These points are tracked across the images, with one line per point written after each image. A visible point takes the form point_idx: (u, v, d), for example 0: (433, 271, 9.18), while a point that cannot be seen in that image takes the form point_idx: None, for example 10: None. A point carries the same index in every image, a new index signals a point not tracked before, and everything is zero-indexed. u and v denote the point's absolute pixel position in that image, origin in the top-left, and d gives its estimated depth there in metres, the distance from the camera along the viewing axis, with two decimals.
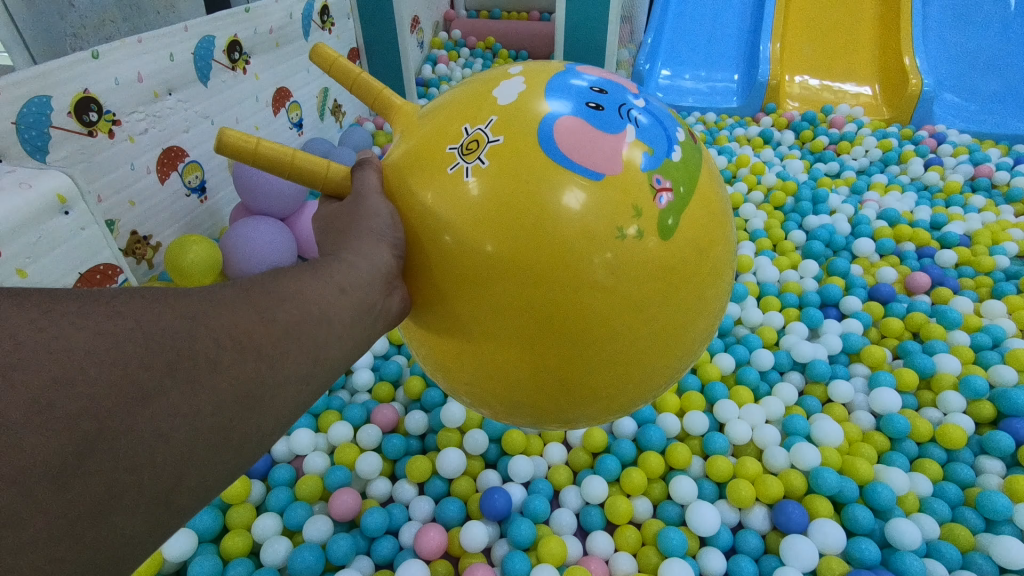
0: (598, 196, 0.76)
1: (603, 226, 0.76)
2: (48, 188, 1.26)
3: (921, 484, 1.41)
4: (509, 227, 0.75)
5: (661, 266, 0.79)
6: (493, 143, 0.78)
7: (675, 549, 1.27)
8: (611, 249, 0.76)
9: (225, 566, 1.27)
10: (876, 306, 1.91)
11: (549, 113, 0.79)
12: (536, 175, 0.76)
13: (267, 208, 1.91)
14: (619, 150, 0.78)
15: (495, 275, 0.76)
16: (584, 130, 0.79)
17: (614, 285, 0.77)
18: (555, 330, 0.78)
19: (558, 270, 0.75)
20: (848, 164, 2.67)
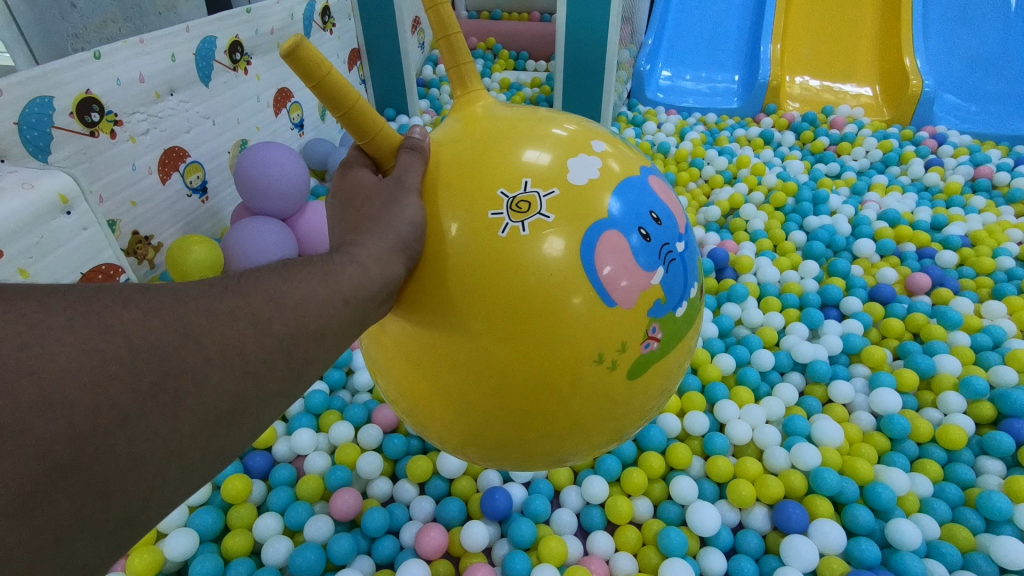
0: (603, 314, 0.79)
1: (592, 342, 0.80)
2: (49, 189, 1.27)
3: (922, 484, 1.41)
4: (500, 284, 0.78)
5: (621, 385, 0.85)
6: (542, 217, 0.79)
7: (676, 548, 1.27)
8: (587, 362, 0.81)
9: (225, 566, 1.27)
10: (876, 306, 1.90)
11: (603, 218, 0.80)
12: (555, 255, 0.78)
13: (267, 208, 1.91)
14: (640, 287, 0.81)
15: (473, 327, 0.79)
16: (624, 252, 0.80)
17: (572, 391, 0.82)
18: (510, 395, 0.82)
19: (537, 352, 0.79)
20: (848, 165, 2.67)
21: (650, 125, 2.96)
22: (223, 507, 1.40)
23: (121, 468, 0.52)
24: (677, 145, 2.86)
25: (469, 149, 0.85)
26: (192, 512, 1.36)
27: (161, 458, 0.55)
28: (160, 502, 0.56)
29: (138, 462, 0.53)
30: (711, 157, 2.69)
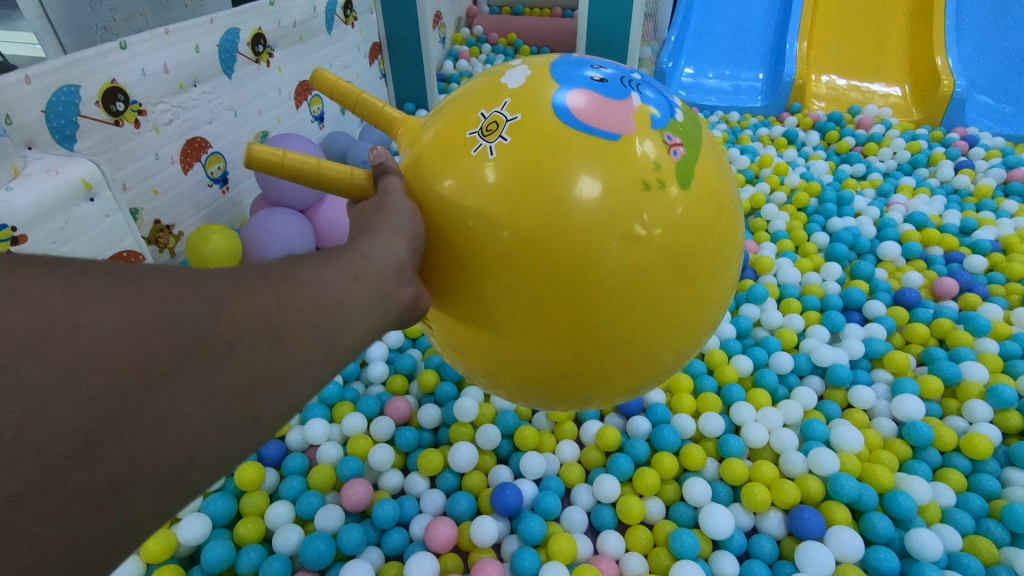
0: (616, 165, 0.80)
1: (625, 216, 0.80)
2: (74, 175, 1.29)
3: (944, 494, 1.37)
4: (522, 205, 0.79)
5: (678, 231, 0.83)
6: (512, 121, 0.83)
7: (687, 551, 1.26)
8: (634, 238, 0.80)
9: (237, 552, 1.28)
10: (901, 311, 1.85)
11: (561, 88, 0.85)
12: (552, 150, 0.80)
13: (288, 200, 1.92)
14: (629, 114, 0.84)
15: (517, 266, 0.80)
16: (598, 100, 0.84)
17: (639, 274, 0.81)
18: (583, 316, 0.82)
19: (582, 259, 0.79)
20: (875, 166, 2.62)
21: None
22: (237, 494, 1.41)
23: (149, 431, 0.53)
24: None
25: (448, 116, 0.89)
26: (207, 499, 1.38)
27: (193, 423, 0.55)
28: (195, 473, 0.56)
29: (169, 424, 0.53)
30: (733, 156, 2.65)
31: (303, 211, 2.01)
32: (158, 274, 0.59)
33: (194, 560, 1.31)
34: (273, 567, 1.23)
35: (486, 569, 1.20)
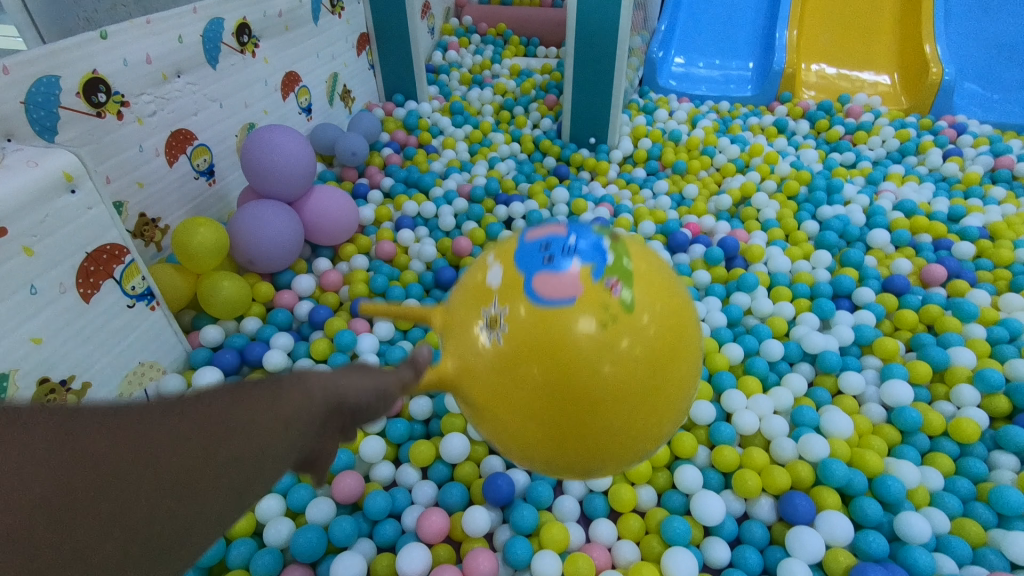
0: (591, 336, 0.82)
1: (609, 347, 0.83)
2: (55, 166, 1.23)
3: (933, 478, 1.39)
4: (523, 379, 0.84)
5: (648, 360, 0.85)
6: (501, 317, 0.85)
7: (679, 537, 1.26)
8: (624, 362, 0.83)
9: (227, 546, 1.27)
10: (890, 298, 1.86)
11: (523, 277, 0.85)
12: (531, 332, 0.83)
13: (275, 192, 1.90)
14: (578, 282, 0.83)
15: (533, 405, 0.85)
16: (550, 279, 0.84)
17: (636, 388, 0.85)
18: (595, 430, 0.86)
19: (585, 389, 0.83)
20: (864, 155, 2.63)
21: (662, 113, 2.91)
22: None
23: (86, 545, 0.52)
24: (688, 133, 2.82)
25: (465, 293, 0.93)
26: None
27: (126, 543, 0.54)
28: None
29: (107, 539, 0.53)
30: (723, 146, 2.65)
31: (291, 203, 1.99)
32: (77, 414, 0.57)
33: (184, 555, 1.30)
34: (264, 561, 1.22)
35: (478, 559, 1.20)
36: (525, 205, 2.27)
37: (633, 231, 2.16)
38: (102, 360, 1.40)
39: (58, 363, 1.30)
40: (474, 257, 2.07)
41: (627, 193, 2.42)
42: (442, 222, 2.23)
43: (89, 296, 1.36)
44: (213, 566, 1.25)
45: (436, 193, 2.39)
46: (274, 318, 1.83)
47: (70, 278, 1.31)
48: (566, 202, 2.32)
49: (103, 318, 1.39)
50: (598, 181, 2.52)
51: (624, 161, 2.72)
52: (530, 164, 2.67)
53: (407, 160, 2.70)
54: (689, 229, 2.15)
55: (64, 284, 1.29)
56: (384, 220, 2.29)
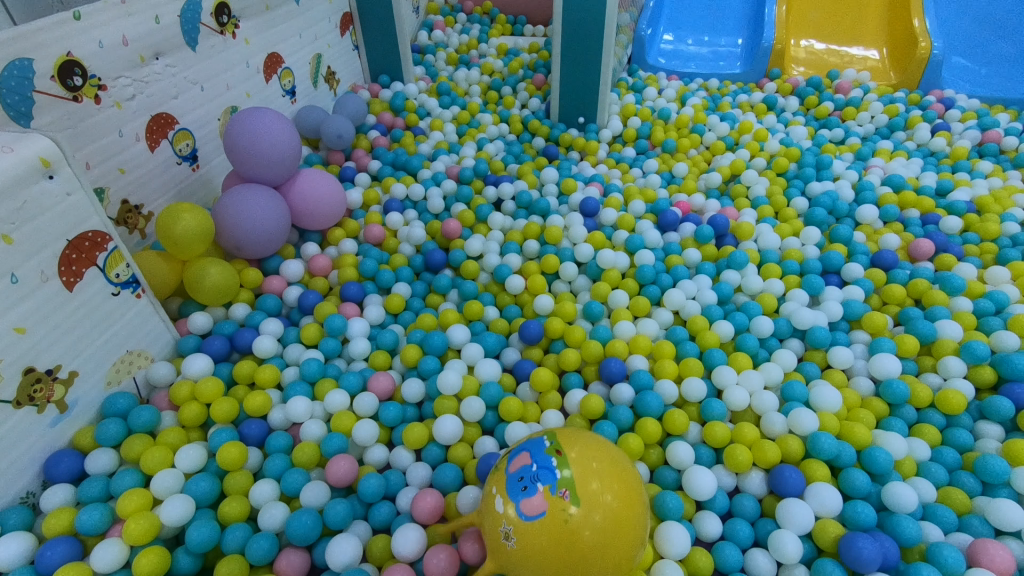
0: (571, 529, 0.96)
1: (584, 515, 0.97)
2: (30, 152, 1.20)
3: (920, 449, 1.41)
4: (547, 571, 0.99)
5: (614, 520, 0.98)
6: (510, 530, 1.00)
7: (671, 512, 1.27)
8: (602, 524, 0.97)
9: (222, 531, 1.27)
10: (879, 273, 1.87)
11: (514, 515, 1.00)
12: (531, 541, 0.98)
13: (260, 176, 1.87)
14: (545, 501, 0.98)
15: (544, 572, 0.99)
16: (531, 503, 0.99)
17: (616, 535, 0.98)
18: (602, 566, 0.99)
19: (583, 554, 0.96)
20: (853, 131, 2.62)
21: (651, 91, 2.89)
22: (220, 474, 1.39)
23: None
24: (678, 111, 2.80)
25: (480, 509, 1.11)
26: (189, 478, 1.36)
27: None
28: None
29: None
30: (713, 124, 2.64)
31: (277, 187, 1.96)
32: None
33: (179, 542, 1.30)
34: (259, 546, 1.22)
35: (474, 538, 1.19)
36: (515, 186, 2.25)
37: (623, 211, 2.15)
38: (89, 349, 1.39)
39: (44, 353, 1.28)
40: (464, 240, 2.05)
41: (617, 172, 2.40)
42: (431, 205, 2.21)
43: (72, 284, 1.33)
44: (208, 552, 1.26)
45: (424, 175, 2.36)
46: (263, 304, 1.81)
47: (52, 267, 1.28)
48: (555, 182, 2.30)
49: (88, 307, 1.37)
50: (588, 160, 2.50)
51: (613, 140, 2.70)
52: (519, 145, 2.64)
53: (394, 142, 2.66)
54: (680, 208, 2.15)
55: (46, 273, 1.27)
56: (373, 203, 2.26)
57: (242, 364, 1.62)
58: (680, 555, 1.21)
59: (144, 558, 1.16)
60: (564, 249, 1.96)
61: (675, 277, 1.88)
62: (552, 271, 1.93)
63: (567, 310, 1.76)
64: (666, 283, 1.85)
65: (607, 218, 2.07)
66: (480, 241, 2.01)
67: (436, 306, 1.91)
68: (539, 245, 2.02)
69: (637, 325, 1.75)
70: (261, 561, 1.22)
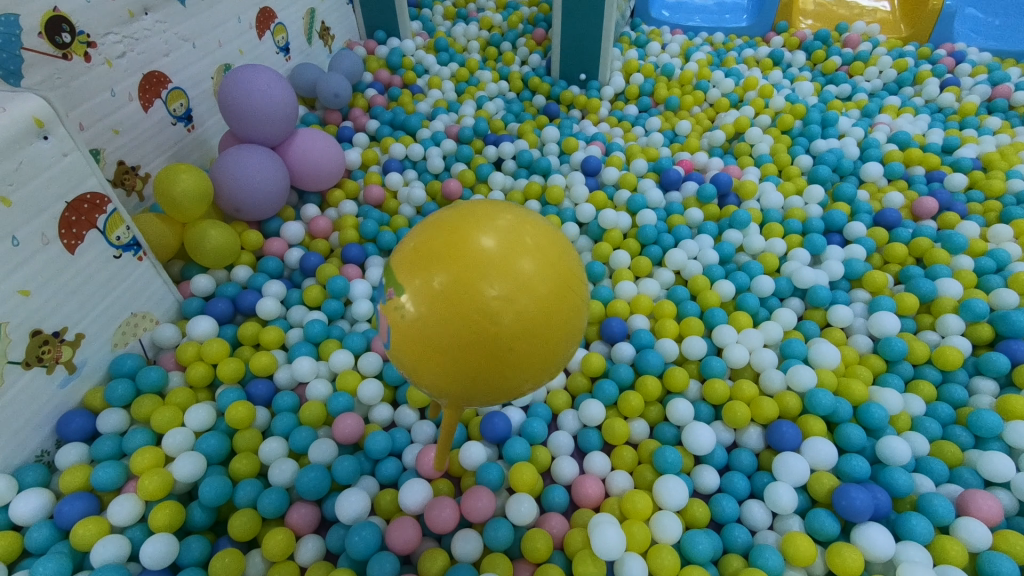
0: (465, 309, 0.82)
1: (498, 294, 0.82)
2: (23, 112, 1.18)
3: (915, 404, 1.43)
4: (457, 372, 0.85)
5: (518, 287, 0.83)
6: (404, 343, 0.87)
7: (671, 466, 1.31)
8: (522, 305, 0.83)
9: (234, 486, 1.31)
10: (881, 232, 1.86)
11: (398, 318, 0.86)
12: (425, 338, 0.84)
13: (256, 135, 1.84)
14: (425, 287, 0.83)
15: (449, 364, 0.84)
16: (412, 297, 0.84)
17: (539, 317, 0.84)
18: (526, 356, 0.85)
19: (496, 339, 0.83)
20: (861, 87, 2.57)
21: (654, 46, 2.81)
22: (230, 432, 1.42)
23: None
24: (682, 67, 2.74)
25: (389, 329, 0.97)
26: (199, 437, 1.39)
27: None
28: None
29: None
30: (718, 80, 2.58)
31: (274, 147, 1.93)
32: None
33: (192, 497, 1.34)
34: (270, 500, 1.26)
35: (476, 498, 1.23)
36: (515, 145, 2.21)
37: (625, 170, 2.13)
38: (94, 311, 1.40)
39: (49, 315, 1.29)
40: (465, 200, 2.04)
41: (619, 131, 2.37)
42: (431, 164, 2.18)
43: (73, 247, 1.33)
44: (221, 506, 1.29)
45: (423, 135, 2.32)
46: (265, 266, 1.81)
47: (53, 229, 1.27)
48: (556, 141, 2.26)
49: (91, 269, 1.37)
50: (589, 119, 2.46)
51: (615, 98, 2.64)
52: (519, 103, 2.59)
53: (392, 101, 2.61)
54: (682, 166, 2.13)
55: (46, 235, 1.26)
56: (371, 163, 2.24)
57: (247, 326, 1.63)
58: (678, 506, 1.24)
59: (159, 512, 1.20)
60: (565, 209, 1.95)
61: (677, 237, 1.87)
62: (554, 232, 1.92)
63: None
64: (668, 243, 1.84)
65: (608, 177, 2.05)
66: None
67: None
68: (540, 205, 2.00)
69: (638, 285, 1.75)
70: (272, 515, 1.26)
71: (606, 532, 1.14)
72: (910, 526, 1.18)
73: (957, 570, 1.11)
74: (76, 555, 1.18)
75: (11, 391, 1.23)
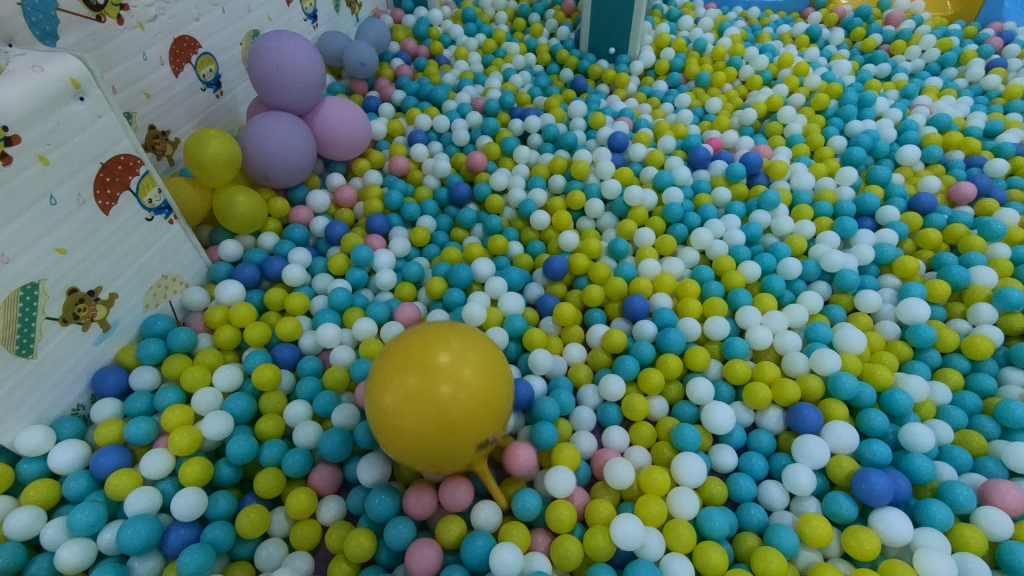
0: (425, 404, 0.99)
1: (449, 395, 1.00)
2: (60, 72, 1.19)
3: (941, 392, 1.41)
4: (421, 452, 1.02)
5: (465, 385, 1.01)
6: (380, 431, 1.04)
7: (689, 444, 1.31)
8: (469, 399, 1.01)
9: (260, 446, 1.35)
10: (916, 217, 1.81)
11: (377, 409, 1.03)
12: (396, 428, 1.01)
13: (284, 104, 1.84)
14: (394, 389, 1.01)
15: (422, 450, 1.02)
16: (385, 394, 1.02)
17: (483, 403, 1.02)
18: (472, 435, 1.03)
19: (450, 427, 1.00)
20: (901, 67, 2.48)
21: (687, 20, 2.73)
22: (256, 394, 1.46)
23: None
24: (714, 42, 2.66)
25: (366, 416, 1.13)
26: (227, 397, 1.42)
27: None
28: None
29: None
30: (751, 56, 2.52)
31: (302, 116, 1.93)
32: None
33: (220, 455, 1.39)
34: (295, 461, 1.30)
35: (517, 453, 1.24)
36: (541, 119, 2.19)
37: (653, 147, 2.10)
38: (126, 272, 1.43)
39: (84, 274, 1.32)
40: (489, 173, 2.03)
41: (647, 107, 2.32)
42: (456, 136, 2.17)
43: (108, 208, 1.36)
44: (248, 465, 1.33)
45: (449, 107, 2.31)
46: (291, 234, 1.83)
47: (88, 190, 1.30)
48: (584, 116, 2.23)
49: (124, 231, 1.40)
50: (617, 94, 2.42)
51: (644, 73, 2.59)
52: (547, 76, 2.55)
53: (418, 72, 2.59)
54: (711, 144, 2.09)
55: (82, 196, 1.29)
56: (397, 134, 2.23)
57: (273, 291, 1.66)
58: (695, 484, 1.25)
59: (189, 467, 1.24)
60: (591, 185, 1.93)
61: (704, 217, 1.85)
62: (578, 208, 1.91)
63: (592, 247, 1.76)
64: (694, 222, 1.82)
65: (635, 154, 2.02)
66: (505, 175, 1.98)
67: (461, 240, 1.91)
68: (565, 180, 1.99)
69: (662, 263, 1.73)
70: (296, 475, 1.30)
71: (626, 523, 1.14)
72: (929, 512, 1.17)
73: (976, 558, 1.11)
74: (111, 504, 1.23)
75: (49, 346, 1.28)
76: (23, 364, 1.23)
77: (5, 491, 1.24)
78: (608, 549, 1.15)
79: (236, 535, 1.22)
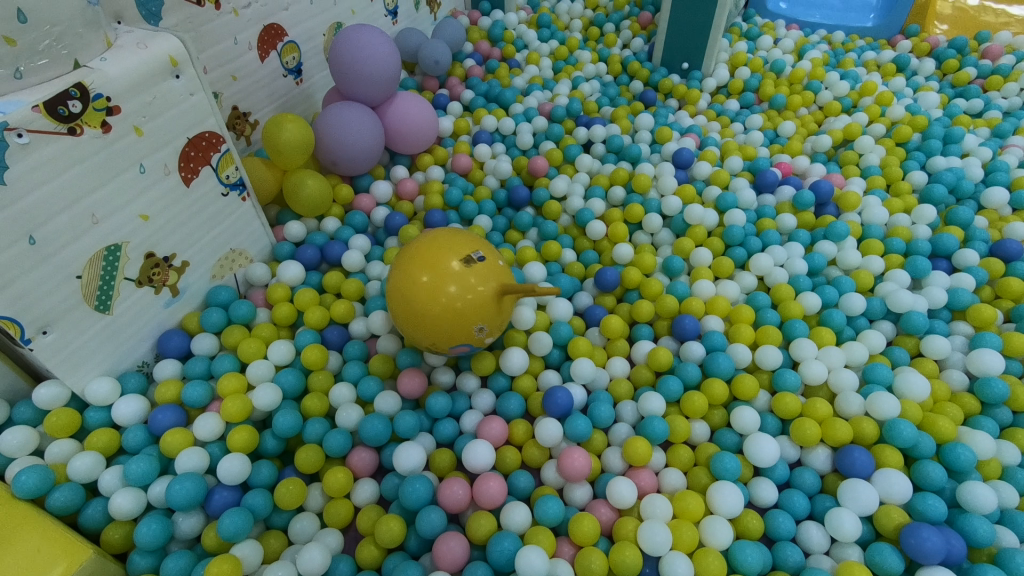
0: (431, 264, 1.27)
1: (421, 243, 1.32)
2: (161, 50, 1.28)
3: (1010, 452, 1.32)
4: (425, 302, 1.25)
5: (465, 253, 1.28)
6: (398, 292, 1.29)
7: (728, 473, 1.27)
8: (434, 240, 1.31)
9: (304, 422, 1.39)
10: (997, 263, 1.70)
11: (398, 278, 1.30)
12: (408, 283, 1.27)
13: (359, 95, 1.90)
14: (413, 258, 1.30)
15: (415, 287, 1.26)
16: (405, 265, 1.31)
17: (445, 240, 1.31)
18: (466, 292, 1.24)
19: (449, 280, 1.25)
20: (995, 104, 2.33)
21: (766, 40, 2.67)
22: (305, 372, 1.51)
23: None
24: (793, 64, 2.59)
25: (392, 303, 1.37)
26: (278, 370, 1.48)
27: None
28: None
29: None
30: (832, 81, 2.43)
31: (374, 107, 1.99)
32: None
33: (266, 425, 1.44)
34: (335, 441, 1.33)
35: (573, 463, 1.27)
36: (607, 129, 2.18)
37: (719, 166, 2.05)
38: (200, 242, 1.51)
39: (162, 241, 1.41)
40: (550, 178, 2.04)
41: (716, 125, 2.28)
42: (519, 140, 2.19)
43: (190, 180, 1.43)
44: (291, 439, 1.38)
45: (516, 109, 2.33)
46: (352, 220, 1.90)
47: (174, 162, 1.38)
48: (650, 130, 2.21)
49: (201, 203, 1.48)
50: (686, 110, 2.38)
51: (717, 91, 2.54)
52: (616, 87, 2.54)
53: (488, 73, 2.63)
54: (780, 169, 2.03)
55: (168, 166, 1.37)
56: (463, 133, 2.27)
57: (331, 275, 1.71)
58: (731, 514, 1.21)
59: (237, 434, 1.30)
60: (651, 199, 1.91)
61: (766, 242, 1.79)
62: (635, 221, 1.89)
63: (646, 262, 1.74)
64: (755, 247, 1.77)
65: (700, 172, 1.98)
66: (565, 182, 1.98)
67: (515, 243, 1.92)
68: (625, 192, 1.97)
69: (717, 285, 1.69)
70: (335, 454, 1.34)
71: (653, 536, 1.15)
72: None
73: None
74: (163, 459, 1.30)
75: (124, 304, 1.36)
76: (99, 319, 1.31)
77: (72, 435, 1.33)
78: (635, 567, 1.13)
79: (274, 504, 1.26)
